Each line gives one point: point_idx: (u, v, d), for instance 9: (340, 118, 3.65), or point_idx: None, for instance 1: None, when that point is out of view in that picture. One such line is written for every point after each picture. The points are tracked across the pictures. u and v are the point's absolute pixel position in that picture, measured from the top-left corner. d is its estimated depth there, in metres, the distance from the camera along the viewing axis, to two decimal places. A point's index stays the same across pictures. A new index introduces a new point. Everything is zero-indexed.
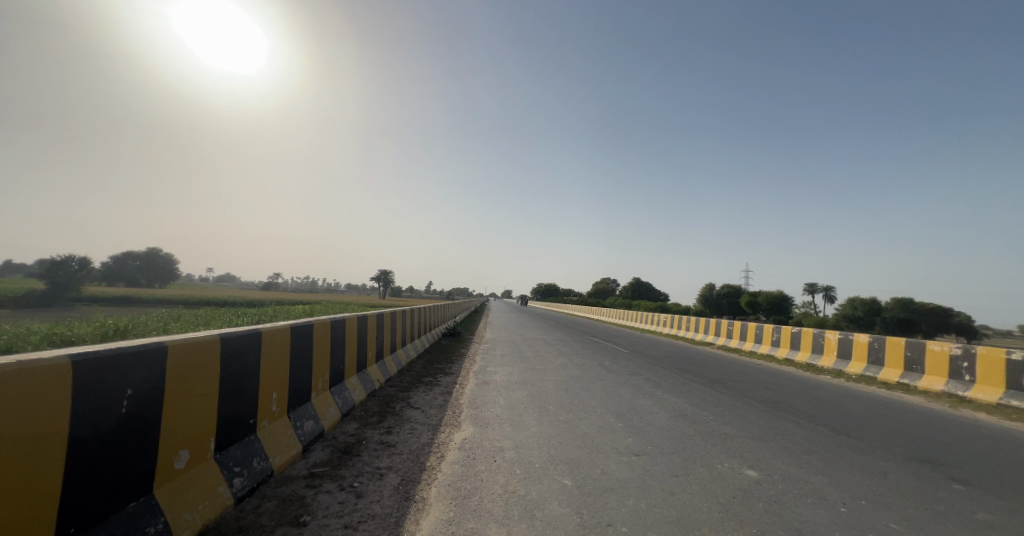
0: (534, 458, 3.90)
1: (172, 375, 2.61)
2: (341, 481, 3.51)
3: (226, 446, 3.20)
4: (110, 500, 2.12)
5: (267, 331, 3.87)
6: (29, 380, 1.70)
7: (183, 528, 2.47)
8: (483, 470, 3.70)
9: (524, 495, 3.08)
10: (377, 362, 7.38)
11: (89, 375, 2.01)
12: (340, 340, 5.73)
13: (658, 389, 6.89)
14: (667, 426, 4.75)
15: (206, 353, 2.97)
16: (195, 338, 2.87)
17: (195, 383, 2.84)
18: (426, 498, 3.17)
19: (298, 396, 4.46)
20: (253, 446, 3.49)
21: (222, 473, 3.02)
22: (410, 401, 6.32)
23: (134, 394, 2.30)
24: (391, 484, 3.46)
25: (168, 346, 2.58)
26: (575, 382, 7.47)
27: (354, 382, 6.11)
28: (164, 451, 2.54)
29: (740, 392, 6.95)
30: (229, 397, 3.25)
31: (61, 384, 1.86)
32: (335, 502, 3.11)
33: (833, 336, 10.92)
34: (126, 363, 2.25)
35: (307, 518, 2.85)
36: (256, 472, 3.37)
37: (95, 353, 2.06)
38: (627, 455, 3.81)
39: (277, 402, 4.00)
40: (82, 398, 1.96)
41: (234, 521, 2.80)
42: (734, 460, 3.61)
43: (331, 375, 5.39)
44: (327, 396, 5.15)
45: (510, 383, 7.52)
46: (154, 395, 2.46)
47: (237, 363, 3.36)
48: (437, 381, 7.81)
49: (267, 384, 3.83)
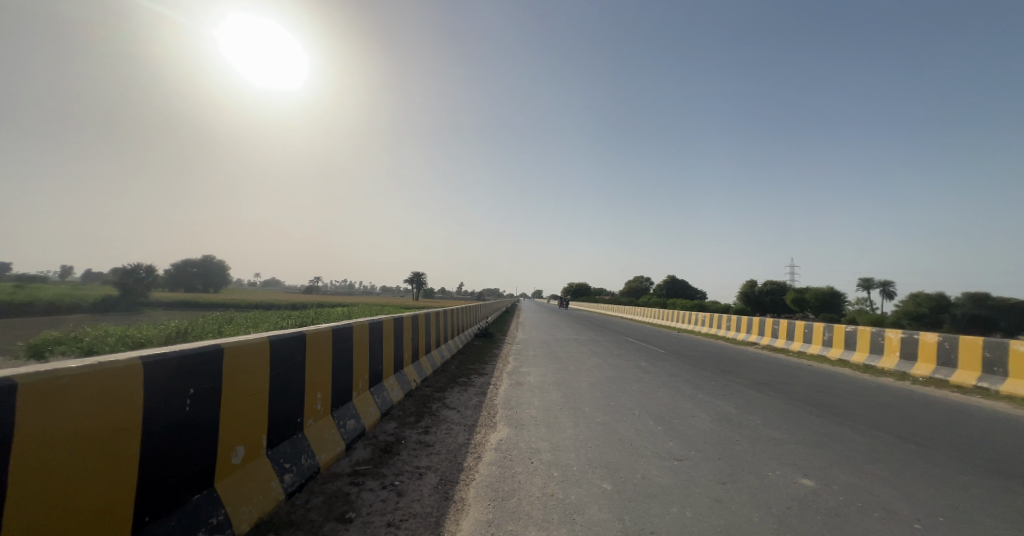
0: (570, 461, 3.85)
1: (228, 375, 2.78)
2: (382, 479, 3.62)
3: (277, 443, 3.38)
4: (178, 491, 2.30)
5: (311, 333, 4.05)
6: (105, 381, 1.85)
7: (241, 520, 2.63)
8: (521, 471, 3.72)
9: (562, 499, 3.06)
10: (413, 363, 7.55)
11: (156, 376, 2.17)
12: (378, 341, 5.91)
13: (698, 391, 6.63)
14: (711, 430, 4.56)
15: (257, 354, 3.14)
16: (247, 340, 3.05)
17: (248, 383, 3.02)
18: (465, 498, 3.21)
19: (341, 396, 4.63)
20: (301, 443, 3.68)
21: (274, 469, 3.19)
22: (446, 401, 6.43)
23: (195, 393, 2.46)
24: (430, 483, 3.53)
25: (224, 347, 2.75)
26: (610, 383, 7.35)
27: (391, 382, 6.29)
28: (223, 448, 2.72)
29: (790, 395, 6.57)
30: (278, 396, 3.42)
31: (133, 384, 2.02)
32: (378, 499, 3.21)
33: (895, 335, 10.12)
34: (188, 364, 2.41)
35: (352, 515, 2.96)
36: (304, 469, 3.54)
37: (161, 355, 2.23)
38: (669, 459, 3.69)
39: (322, 401, 4.17)
40: (153, 396, 2.14)
41: (286, 515, 2.95)
42: (787, 469, 3.40)
43: (371, 375, 5.59)
44: (367, 396, 5.34)
45: (544, 384, 7.49)
46: (213, 394, 2.63)
47: (284, 364, 3.54)
48: (471, 381, 7.90)
49: (312, 384, 4.01)
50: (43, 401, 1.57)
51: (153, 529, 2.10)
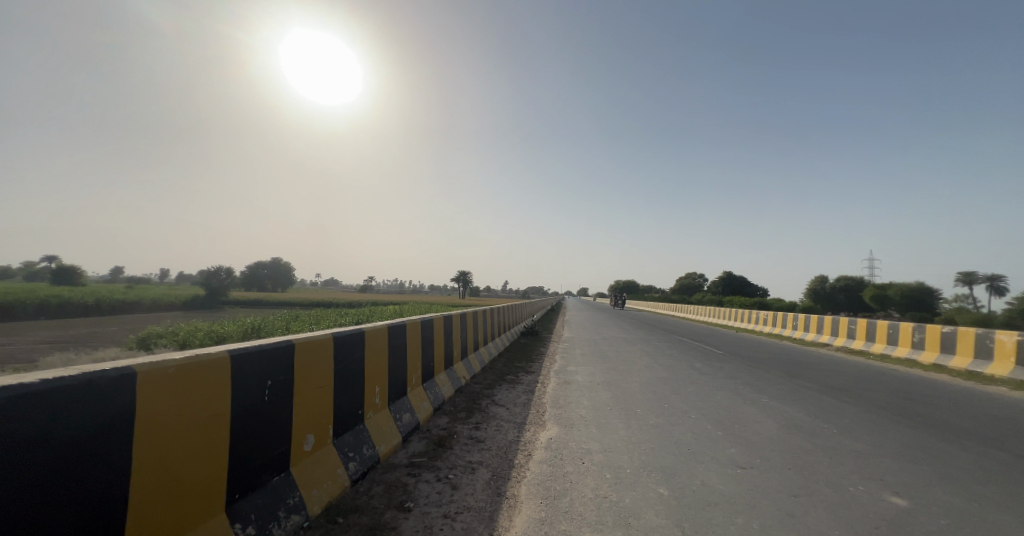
0: (623, 463, 3.75)
1: (299, 368, 3.02)
2: (437, 472, 3.75)
3: (342, 433, 3.62)
4: (260, 473, 2.55)
5: (369, 330, 4.28)
6: (200, 372, 2.08)
7: (313, 503, 2.86)
8: (571, 470, 3.70)
9: (616, 501, 2.99)
10: (462, 360, 7.74)
11: (240, 368, 2.39)
12: (429, 338, 6.12)
13: (763, 395, 6.18)
14: (779, 438, 4.24)
15: (322, 349, 3.36)
16: (314, 336, 3.28)
17: (316, 376, 3.26)
18: (517, 495, 3.25)
19: (397, 391, 4.86)
20: (362, 434, 3.91)
21: (340, 457, 3.43)
22: (495, 399, 6.52)
23: (272, 384, 2.70)
24: (482, 478, 3.62)
25: (295, 343, 2.99)
26: (662, 384, 7.08)
27: (442, 378, 6.50)
28: (297, 435, 2.97)
29: (874, 403, 5.93)
30: (341, 389, 3.66)
31: (222, 376, 2.25)
32: (433, 491, 3.34)
33: (1007, 338, 8.78)
34: (265, 359, 2.64)
35: (410, 504, 3.10)
36: (366, 458, 3.76)
37: (244, 349, 2.46)
38: (732, 467, 3.48)
39: (380, 396, 4.40)
40: (238, 385, 2.37)
41: (351, 500, 3.16)
42: (872, 484, 3.09)
43: (423, 371, 5.81)
44: (420, 391, 5.56)
45: (592, 384, 7.36)
46: (287, 386, 2.87)
47: (346, 359, 3.77)
48: (519, 379, 7.95)
49: (371, 378, 4.25)
50: (156, 386, 1.82)
51: (241, 504, 2.35)
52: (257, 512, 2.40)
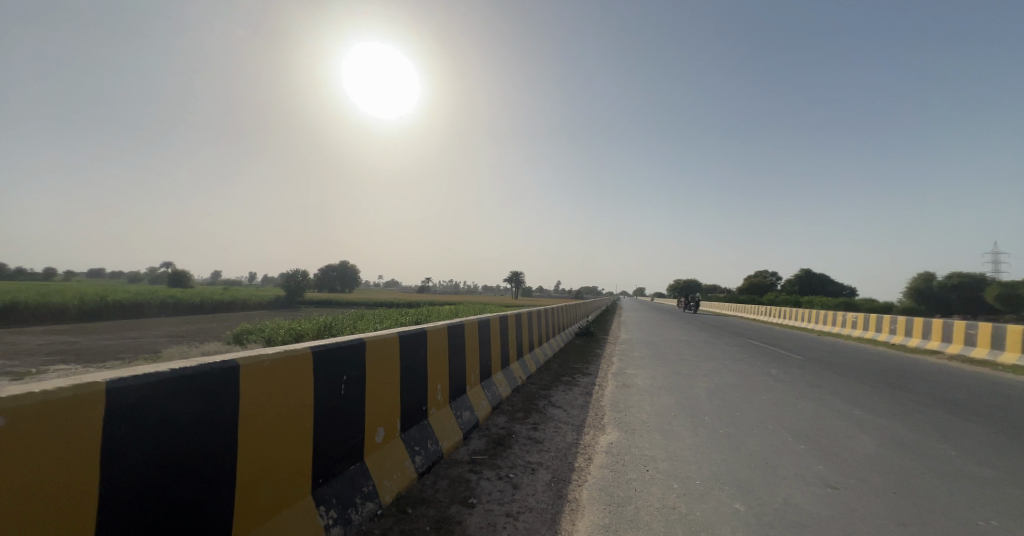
0: (692, 474, 3.54)
1: (370, 364, 3.22)
2: (498, 470, 3.81)
3: (408, 428, 3.81)
4: (339, 461, 2.76)
5: (431, 329, 4.46)
6: (288, 366, 2.30)
7: (385, 492, 3.04)
8: (634, 477, 3.58)
9: (685, 513, 2.84)
10: (518, 360, 7.81)
11: (320, 363, 2.60)
12: (486, 338, 6.24)
13: (855, 408, 5.52)
14: (879, 457, 3.74)
15: (389, 346, 3.56)
16: (382, 334, 3.48)
17: (385, 372, 3.46)
18: (579, 499, 3.20)
19: (457, 389, 5.02)
20: (427, 429, 4.08)
21: (407, 450, 3.60)
22: (552, 400, 6.48)
23: (347, 379, 2.90)
24: (543, 479, 3.61)
25: (366, 341, 3.19)
26: (732, 390, 6.60)
27: (499, 377, 6.60)
28: (369, 428, 3.16)
29: (1003, 422, 5.04)
30: (407, 385, 3.86)
31: (306, 370, 2.46)
32: (495, 489, 3.40)
33: None
34: (341, 355, 2.85)
35: (474, 500, 3.18)
36: (430, 453, 3.93)
37: (324, 345, 2.68)
38: (820, 486, 3.15)
39: (442, 392, 4.57)
40: (318, 379, 2.57)
41: (418, 493, 3.31)
42: (1006, 520, 2.62)
43: (481, 370, 5.94)
44: (479, 389, 5.69)
45: (653, 388, 7.04)
46: (360, 381, 3.07)
47: (410, 357, 3.96)
48: (575, 380, 7.84)
49: (433, 376, 4.42)
50: (256, 380, 2.04)
51: (324, 489, 2.57)
52: (337, 497, 2.61)
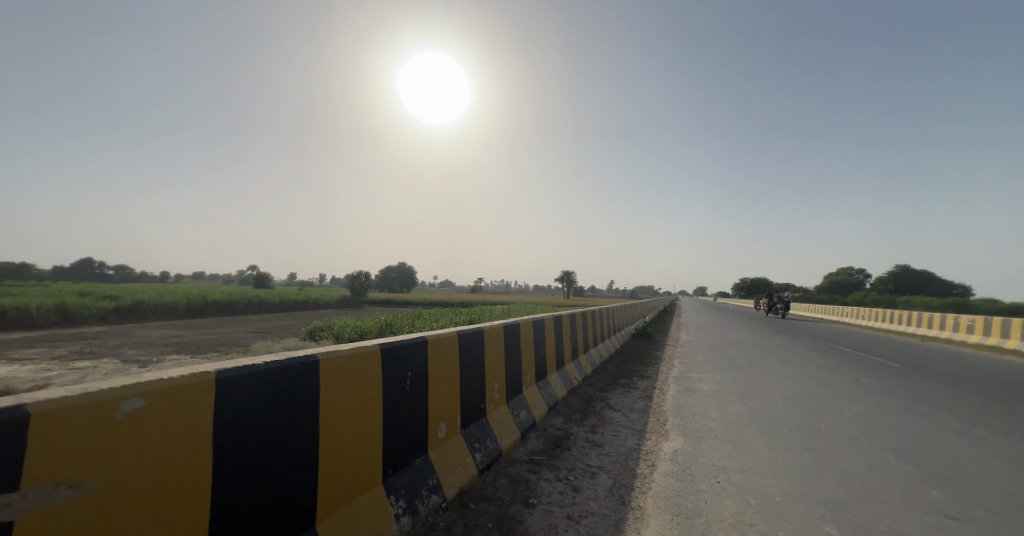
0: (770, 489, 3.25)
1: (432, 362, 3.34)
2: (557, 472, 3.78)
3: (468, 425, 3.90)
4: (405, 453, 2.89)
5: (487, 329, 4.53)
6: (360, 362, 2.44)
7: (448, 486, 3.14)
8: (703, 488, 3.37)
9: (766, 532, 2.61)
10: (573, 361, 7.70)
11: (388, 359, 2.74)
12: (541, 338, 6.22)
13: (973, 425, 4.74)
14: (1010, 486, 3.18)
15: (449, 345, 3.66)
16: (442, 333, 3.60)
17: (446, 370, 3.57)
18: (643, 507, 3.08)
19: (514, 389, 5.05)
20: (486, 427, 4.16)
21: (468, 447, 3.69)
22: (610, 402, 6.30)
23: (411, 376, 3.03)
24: (604, 484, 3.51)
25: (428, 340, 3.30)
26: (815, 400, 5.96)
27: (555, 378, 6.55)
28: (432, 423, 3.28)
29: None
30: (467, 383, 3.96)
31: (376, 366, 2.59)
32: (556, 491, 3.37)
33: None
34: (405, 352, 2.98)
35: (534, 500, 3.18)
36: (490, 450, 3.99)
37: (390, 343, 2.82)
38: (934, 515, 2.74)
39: (499, 391, 4.63)
40: (386, 375, 2.71)
41: (479, 489, 3.38)
42: None
43: (537, 370, 5.93)
44: (535, 390, 5.68)
45: (721, 394, 6.58)
46: (423, 377, 3.19)
47: (469, 355, 4.05)
48: (634, 383, 7.55)
49: (490, 375, 4.49)
50: (332, 374, 2.20)
51: (394, 480, 2.71)
52: (405, 487, 2.75)
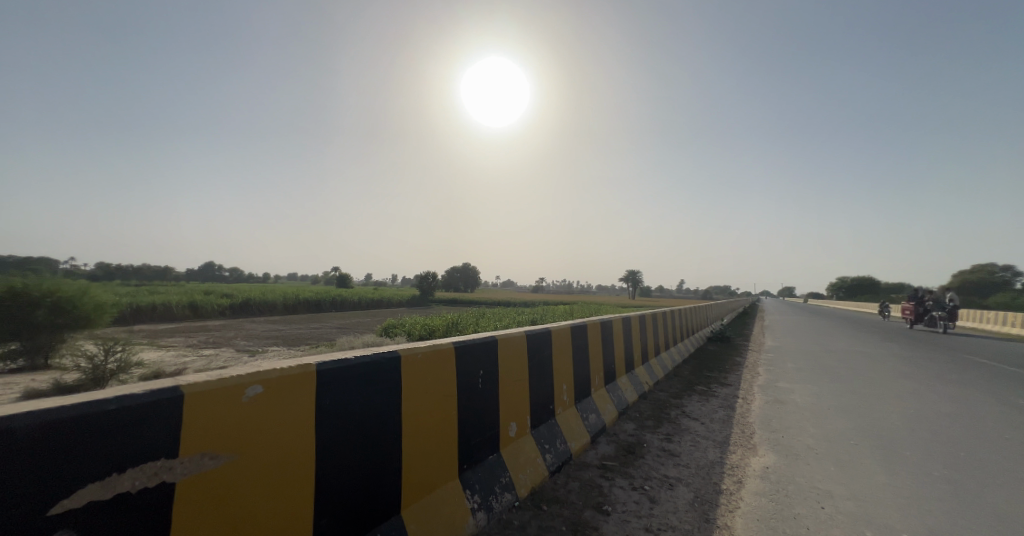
0: (891, 523, 2.79)
1: (502, 361, 3.37)
2: (631, 480, 3.61)
3: (538, 426, 3.88)
4: (479, 449, 2.95)
5: (555, 329, 4.48)
6: (436, 358, 2.53)
7: (521, 485, 3.15)
8: (804, 513, 2.99)
9: None
10: (644, 364, 7.34)
11: (461, 357, 2.82)
12: (609, 340, 6.01)
13: None
14: None
15: (518, 344, 3.67)
16: (511, 333, 3.62)
17: (516, 369, 3.58)
18: (732, 526, 2.83)
19: (582, 391, 4.94)
20: (555, 429, 4.10)
21: (538, 448, 3.67)
22: (686, 410, 5.89)
23: (483, 374, 3.09)
24: (684, 497, 3.28)
25: (497, 339, 3.34)
26: (946, 422, 5.01)
27: (625, 381, 6.29)
28: (503, 421, 3.32)
29: None
30: (536, 383, 3.94)
31: (450, 363, 2.68)
32: (631, 500, 3.22)
33: None
34: (477, 351, 3.04)
35: (608, 508, 3.06)
36: (560, 452, 3.94)
37: (463, 341, 2.90)
38: None
39: (568, 393, 4.56)
40: (460, 373, 2.79)
41: (551, 491, 3.34)
42: None
43: (606, 373, 5.74)
44: (604, 393, 5.50)
45: (819, 407, 5.83)
46: (494, 376, 3.24)
47: (537, 355, 4.03)
48: (713, 390, 6.98)
49: (559, 376, 4.44)
50: (412, 369, 2.30)
51: (469, 474, 2.78)
52: (480, 483, 2.81)
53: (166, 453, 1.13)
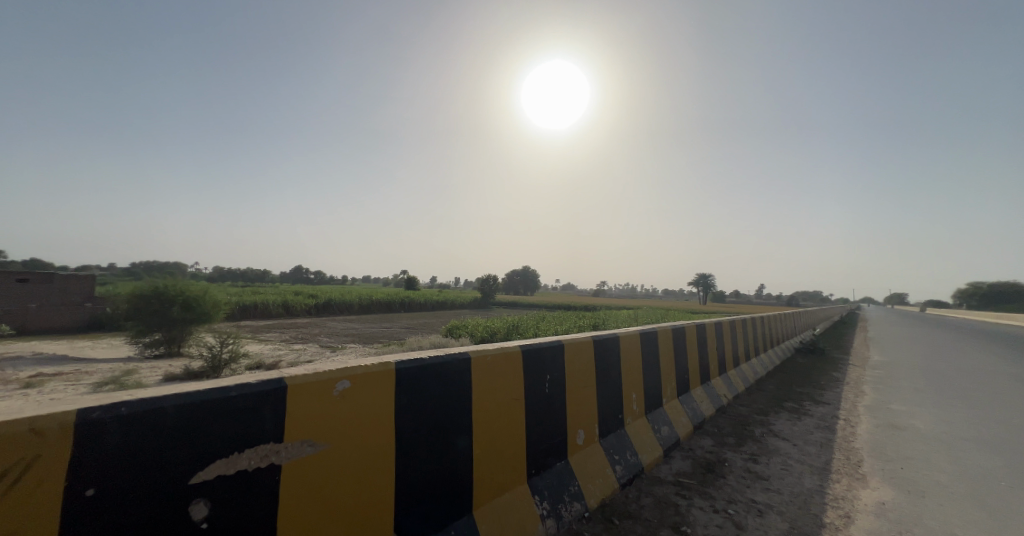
0: None
1: (569, 366, 3.28)
2: (713, 501, 3.31)
3: (607, 435, 3.72)
4: (546, 456, 2.89)
5: (623, 335, 4.28)
6: (503, 360, 2.52)
7: (590, 496, 3.04)
8: None
9: None
10: (722, 375, 6.75)
11: (529, 361, 2.78)
12: (682, 348, 5.61)
13: None
14: None
15: (585, 349, 3.55)
16: (577, 338, 3.51)
17: (582, 375, 3.47)
18: None
19: (653, 401, 4.66)
20: (625, 439, 3.91)
21: (607, 458, 3.51)
22: (773, 428, 5.30)
23: (550, 379, 3.03)
24: (777, 527, 2.93)
25: (564, 344, 3.25)
26: None
27: (700, 393, 5.83)
28: (571, 428, 3.22)
29: None
30: (604, 390, 3.79)
31: (517, 366, 2.64)
32: (713, 523, 2.95)
33: None
34: (543, 356, 2.98)
35: (687, 530, 2.83)
36: (631, 464, 3.74)
37: (531, 344, 2.86)
38: None
39: (638, 402, 4.32)
40: (527, 377, 2.75)
41: (622, 504, 3.17)
42: None
43: (679, 383, 5.37)
44: (677, 404, 5.14)
45: (948, 437, 4.90)
46: (561, 381, 3.16)
47: (605, 362, 3.87)
48: (805, 408, 6.20)
49: (628, 384, 4.22)
50: (482, 372, 2.31)
51: (538, 480, 2.73)
52: (549, 489, 2.75)
53: (274, 437, 1.23)
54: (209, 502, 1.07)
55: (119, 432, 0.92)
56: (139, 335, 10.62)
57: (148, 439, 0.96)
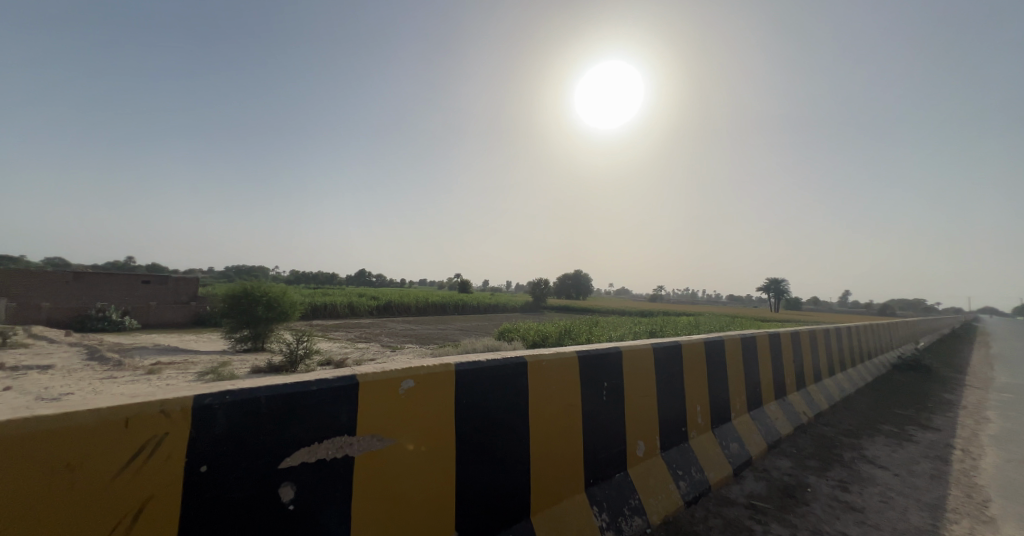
0: None
1: (627, 374, 3.15)
2: (794, 530, 2.99)
3: (669, 448, 3.51)
4: (605, 466, 2.79)
5: (686, 343, 4.02)
6: (559, 365, 2.47)
7: (652, 512, 2.88)
8: None
9: None
10: (801, 390, 6.10)
11: (586, 367, 2.71)
12: (753, 359, 5.14)
13: None
14: None
15: (644, 356, 3.39)
16: (636, 345, 3.36)
17: (642, 383, 3.31)
18: None
19: (720, 415, 4.32)
20: (690, 454, 3.66)
21: (670, 473, 3.31)
22: (867, 453, 4.67)
23: (608, 386, 2.92)
24: None
25: (623, 350, 3.13)
26: None
27: (774, 408, 5.31)
28: (630, 439, 3.08)
29: None
30: (666, 401, 3.59)
31: (573, 371, 2.58)
32: None
33: None
34: (600, 362, 2.89)
35: None
36: (696, 481, 3.49)
37: (588, 350, 2.79)
38: None
39: (703, 415, 4.04)
40: (584, 383, 2.68)
41: (688, 524, 2.96)
42: None
43: (749, 397, 4.93)
44: (748, 420, 4.72)
45: None
46: (619, 389, 3.04)
47: (666, 371, 3.66)
48: (908, 434, 5.40)
49: (691, 395, 3.96)
50: (538, 376, 2.29)
51: (596, 490, 2.64)
52: (608, 501, 2.65)
53: (346, 430, 1.30)
54: (295, 486, 1.16)
55: (225, 416, 1.03)
56: (232, 330, 12.03)
57: (246, 425, 1.06)
